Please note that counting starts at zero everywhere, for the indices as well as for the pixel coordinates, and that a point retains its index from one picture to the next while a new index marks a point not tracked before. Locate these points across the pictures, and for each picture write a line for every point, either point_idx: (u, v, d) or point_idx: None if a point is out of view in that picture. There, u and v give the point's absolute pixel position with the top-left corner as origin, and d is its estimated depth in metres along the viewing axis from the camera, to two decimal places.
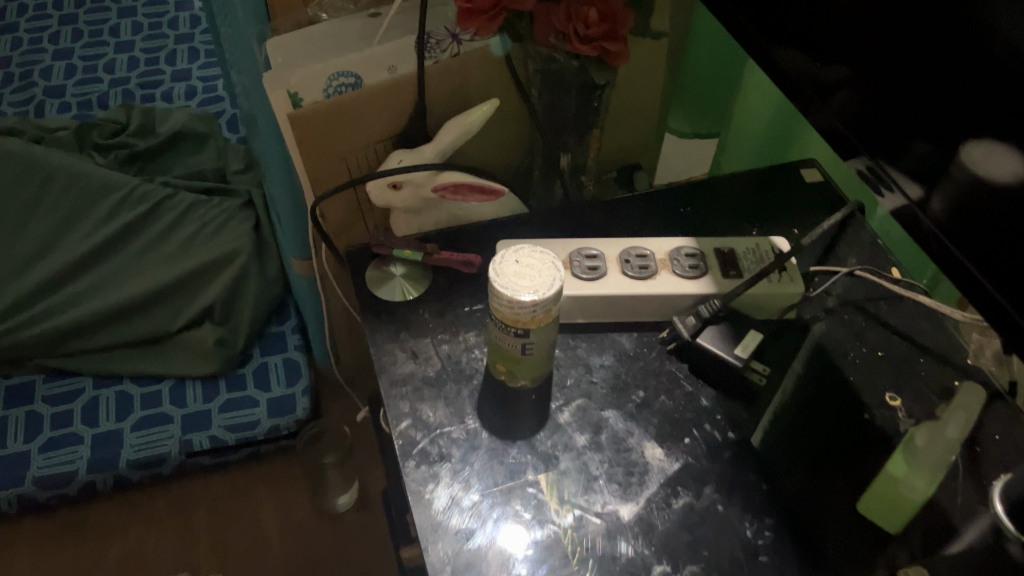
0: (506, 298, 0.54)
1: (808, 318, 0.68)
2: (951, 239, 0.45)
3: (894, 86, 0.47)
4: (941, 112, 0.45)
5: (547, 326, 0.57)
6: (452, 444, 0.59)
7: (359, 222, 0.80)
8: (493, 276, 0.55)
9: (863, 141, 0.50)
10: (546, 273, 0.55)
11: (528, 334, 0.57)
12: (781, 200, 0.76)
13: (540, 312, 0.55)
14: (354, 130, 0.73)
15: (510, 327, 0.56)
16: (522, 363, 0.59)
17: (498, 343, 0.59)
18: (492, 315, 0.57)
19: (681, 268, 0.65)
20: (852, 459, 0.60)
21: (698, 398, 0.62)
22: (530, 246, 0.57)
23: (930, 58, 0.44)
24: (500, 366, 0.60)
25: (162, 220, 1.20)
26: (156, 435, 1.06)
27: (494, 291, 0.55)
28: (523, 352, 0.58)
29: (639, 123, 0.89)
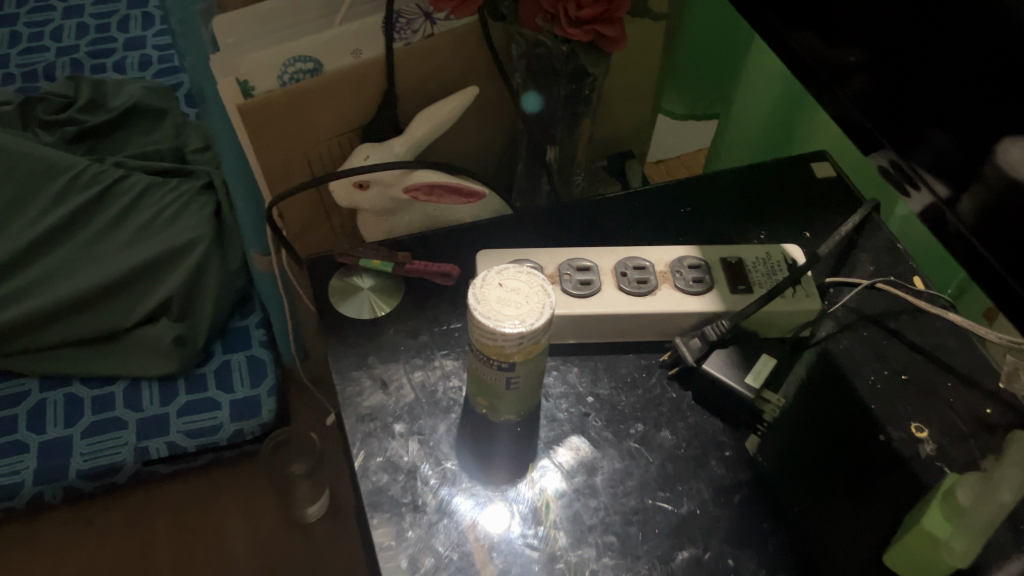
0: (488, 330, 0.46)
1: (822, 336, 0.61)
2: (999, 252, 0.37)
3: (931, 60, 0.38)
4: (981, 97, 0.36)
5: (535, 358, 0.49)
6: (428, 491, 0.52)
7: (324, 224, 0.72)
8: (473, 303, 0.47)
9: (885, 129, 0.41)
10: (534, 300, 0.47)
11: (513, 368, 0.49)
12: (791, 198, 0.69)
13: (526, 345, 0.47)
14: (314, 122, 0.64)
15: (493, 359, 0.49)
16: (507, 397, 0.51)
17: (478, 376, 0.51)
18: (472, 345, 0.49)
19: (684, 282, 0.58)
20: (856, 485, 0.54)
21: (703, 431, 0.56)
22: (514, 267, 0.49)
23: (969, 31, 0.36)
24: (481, 400, 0.53)
25: (113, 206, 1.11)
26: (110, 441, 0.99)
27: (474, 320, 0.47)
28: (507, 386, 0.51)
29: (632, 107, 0.81)
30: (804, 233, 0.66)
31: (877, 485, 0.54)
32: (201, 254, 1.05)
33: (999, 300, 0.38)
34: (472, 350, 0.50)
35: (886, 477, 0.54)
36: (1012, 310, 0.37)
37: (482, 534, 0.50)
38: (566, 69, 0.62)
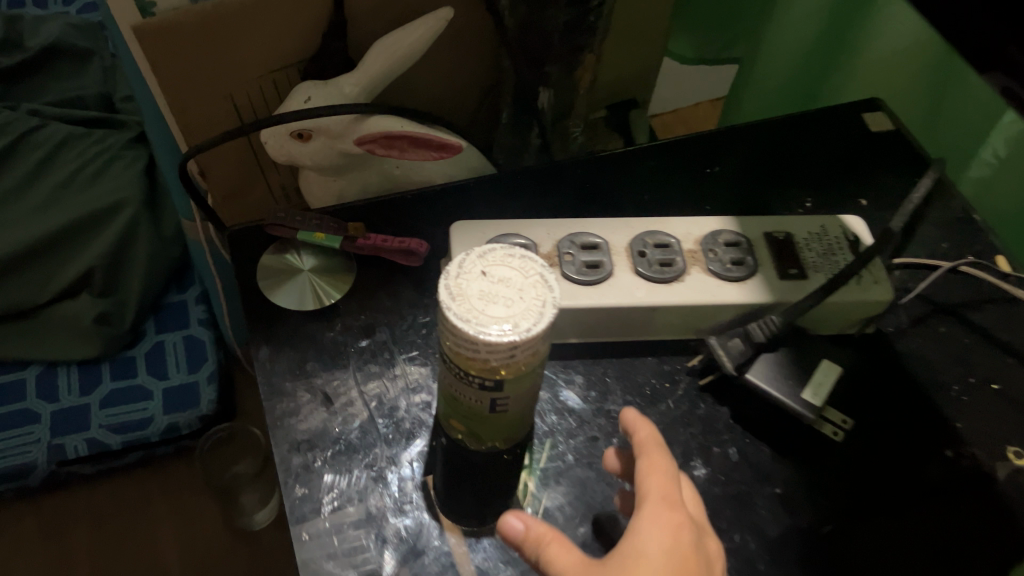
0: (464, 337, 0.33)
1: (889, 332, 0.48)
2: None
3: None
4: None
5: (530, 375, 0.36)
6: (384, 548, 0.39)
7: (260, 185, 0.58)
8: (445, 300, 0.33)
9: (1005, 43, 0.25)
10: (530, 295, 0.34)
11: (502, 389, 0.35)
12: (843, 156, 0.56)
13: (518, 359, 0.33)
14: (239, 54, 0.49)
15: (474, 376, 0.35)
16: (491, 423, 0.38)
17: (453, 395, 0.37)
18: (444, 354, 0.36)
19: (719, 265, 0.45)
20: (929, 520, 0.41)
21: (746, 460, 0.43)
22: (503, 248, 0.35)
23: None
24: (455, 424, 0.40)
25: (26, 160, 0.95)
26: (20, 437, 0.85)
27: (447, 323, 0.33)
28: (492, 410, 0.37)
29: (640, 45, 0.67)
30: (859, 200, 0.53)
31: (960, 523, 0.41)
32: (127, 218, 0.90)
33: None
34: (445, 361, 0.36)
35: (970, 509, 0.42)
36: None
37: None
38: None
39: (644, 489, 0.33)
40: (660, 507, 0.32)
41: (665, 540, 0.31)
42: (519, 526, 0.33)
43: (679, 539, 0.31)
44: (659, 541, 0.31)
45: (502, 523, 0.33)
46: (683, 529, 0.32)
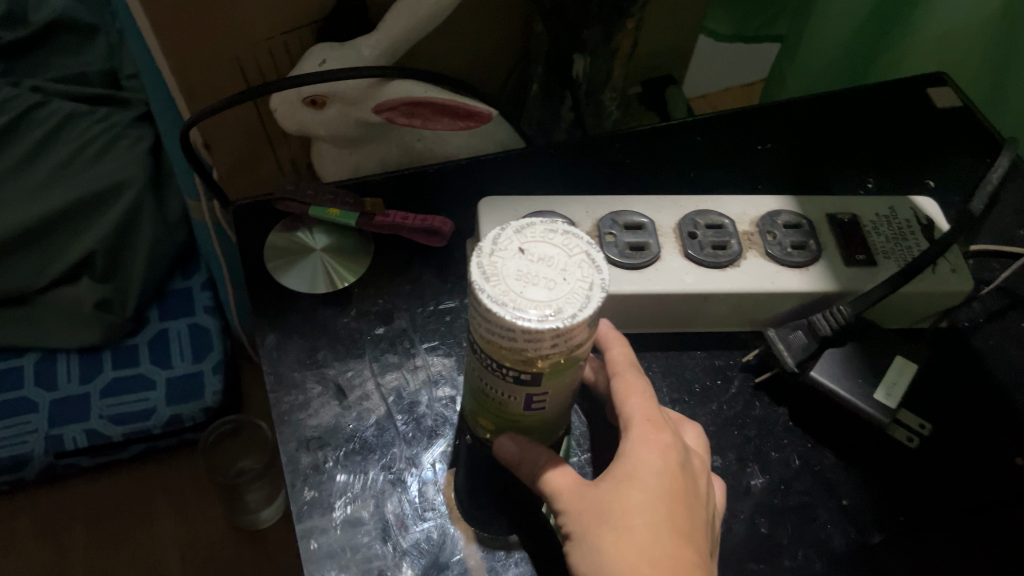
0: (498, 322, 0.28)
1: (964, 327, 0.43)
2: None
3: None
4: None
5: (571, 369, 0.31)
6: (401, 561, 0.34)
7: (269, 159, 0.53)
8: (478, 281, 0.28)
9: None
10: (576, 276, 0.28)
11: (539, 384, 0.30)
12: (906, 134, 0.51)
13: (559, 349, 0.28)
14: (247, 11, 0.45)
15: (508, 367, 0.30)
16: (524, 422, 0.33)
17: (482, 388, 0.33)
18: (474, 342, 0.31)
19: (779, 248, 0.40)
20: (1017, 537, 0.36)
21: (810, 466, 0.38)
22: (544, 222, 0.30)
23: None
24: (485, 422, 0.35)
25: (27, 139, 0.91)
26: (16, 428, 0.81)
27: (479, 306, 0.28)
28: (528, 408, 0.32)
29: (681, 15, 0.62)
30: (926, 181, 0.48)
31: None
32: (131, 200, 0.86)
33: None
34: (474, 348, 0.31)
35: None
36: None
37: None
38: None
39: (626, 412, 0.32)
40: (645, 430, 0.31)
41: (653, 461, 0.31)
42: (513, 447, 0.33)
43: (667, 459, 0.31)
44: (647, 463, 0.30)
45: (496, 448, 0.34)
46: (669, 447, 0.31)
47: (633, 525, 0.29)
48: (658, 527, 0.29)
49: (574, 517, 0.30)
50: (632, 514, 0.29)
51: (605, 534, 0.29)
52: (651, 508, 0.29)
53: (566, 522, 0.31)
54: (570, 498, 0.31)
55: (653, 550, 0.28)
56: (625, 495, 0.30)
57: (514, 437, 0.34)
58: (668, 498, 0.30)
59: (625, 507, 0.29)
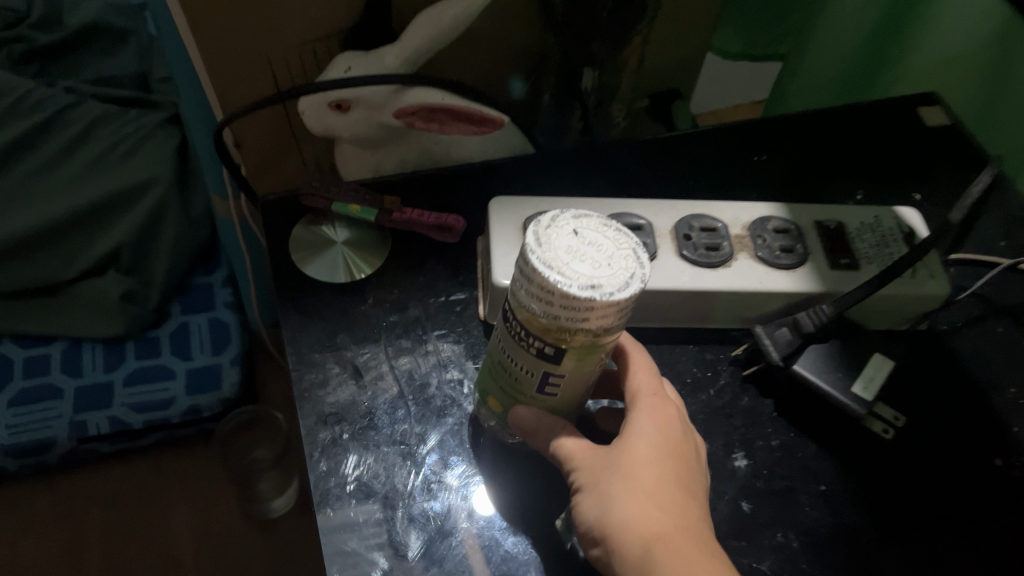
0: (539, 284, 0.28)
1: (944, 330, 0.46)
2: None
3: None
4: None
5: (595, 355, 0.31)
6: (408, 527, 0.37)
7: (293, 158, 0.57)
8: (528, 246, 0.28)
9: None
10: (621, 264, 0.28)
11: (558, 364, 0.31)
12: (898, 150, 0.54)
13: (589, 325, 0.28)
14: (280, 21, 0.48)
15: (534, 338, 0.30)
16: (535, 404, 0.35)
17: (502, 362, 0.34)
18: (509, 315, 0.31)
19: (768, 251, 0.43)
20: (986, 527, 0.39)
21: (791, 453, 0.41)
22: (602, 216, 0.30)
23: None
24: (494, 403, 0.37)
25: (60, 137, 0.95)
26: (41, 413, 0.84)
27: (524, 271, 0.29)
28: (541, 389, 0.33)
29: (686, 35, 0.65)
30: (913, 194, 0.51)
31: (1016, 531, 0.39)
32: (158, 197, 0.90)
33: None
34: (503, 318, 0.32)
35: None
36: None
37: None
38: None
39: (634, 386, 0.36)
40: (652, 402, 0.36)
41: (659, 430, 0.35)
42: (529, 415, 0.35)
43: (671, 430, 0.35)
44: (653, 429, 0.34)
45: (513, 416, 0.35)
46: (673, 419, 0.35)
47: (645, 478, 0.33)
48: (664, 482, 0.33)
49: (587, 472, 0.34)
50: (640, 469, 0.33)
51: (616, 485, 0.33)
52: (653, 465, 0.33)
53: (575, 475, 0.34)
54: (579, 454, 0.34)
55: (661, 497, 0.32)
56: (634, 454, 0.34)
57: (532, 408, 0.35)
58: (673, 460, 0.34)
59: (633, 461, 0.33)
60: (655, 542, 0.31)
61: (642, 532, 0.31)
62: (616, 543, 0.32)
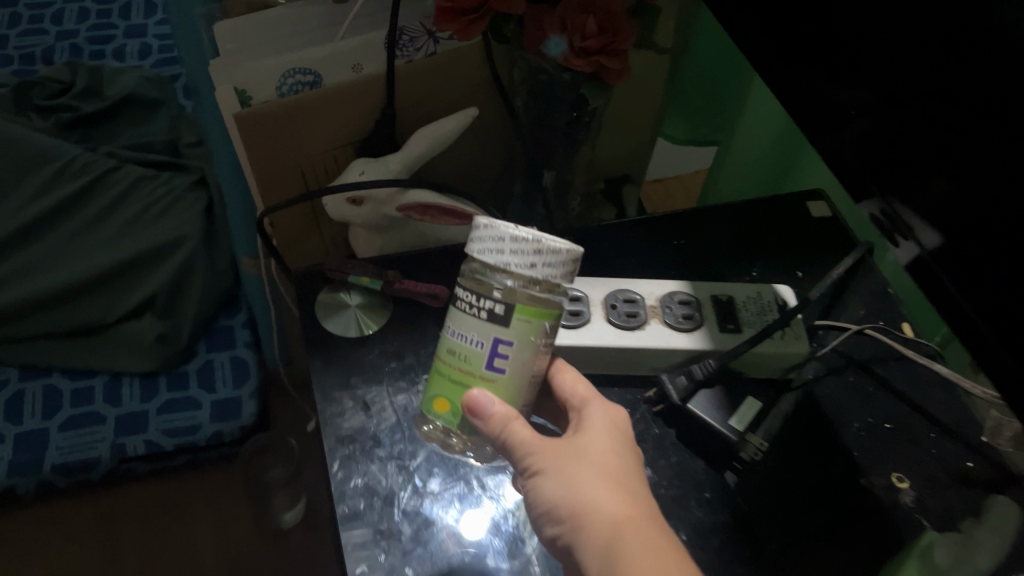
0: (494, 239, 0.42)
1: (809, 378, 0.61)
2: (969, 303, 0.38)
3: (952, 109, 0.39)
4: (984, 135, 0.37)
5: (536, 322, 0.43)
6: (402, 518, 0.51)
7: (315, 235, 0.71)
8: (481, 225, 0.43)
9: (879, 182, 0.43)
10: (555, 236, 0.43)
11: (506, 324, 0.43)
12: (788, 236, 0.69)
13: (536, 273, 0.41)
14: (311, 136, 0.63)
15: (487, 299, 0.43)
16: (484, 387, 0.45)
17: (459, 342, 0.45)
18: (465, 291, 0.44)
19: (673, 318, 0.58)
20: (833, 524, 0.53)
21: (687, 468, 0.55)
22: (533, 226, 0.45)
23: (939, 85, 0.39)
24: (440, 404, 0.46)
25: (103, 196, 1.10)
26: (87, 436, 0.98)
27: (479, 238, 0.43)
28: (490, 364, 0.44)
29: (632, 132, 0.80)
30: (797, 272, 0.66)
31: (857, 528, 0.53)
32: (188, 252, 1.05)
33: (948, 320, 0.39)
34: (457, 302, 0.45)
35: (864, 520, 0.53)
36: (954, 323, 0.39)
37: (462, 565, 0.49)
38: (567, 98, 0.62)
39: (584, 394, 0.50)
40: (600, 405, 0.49)
41: (608, 428, 0.47)
42: (482, 396, 0.44)
43: (616, 430, 0.48)
44: (604, 428, 0.47)
45: (473, 398, 0.44)
46: (618, 420, 0.48)
47: (604, 464, 0.45)
48: (618, 465, 0.45)
49: (547, 458, 0.44)
50: (599, 463, 0.45)
51: (579, 469, 0.44)
52: (610, 464, 0.45)
53: (536, 461, 0.44)
54: (540, 443, 0.45)
55: (616, 479, 0.44)
56: (590, 447, 0.46)
57: (482, 390, 0.45)
58: (621, 451, 0.46)
59: (590, 451, 0.45)
60: (619, 515, 0.42)
61: (608, 511, 0.42)
62: (585, 517, 0.42)
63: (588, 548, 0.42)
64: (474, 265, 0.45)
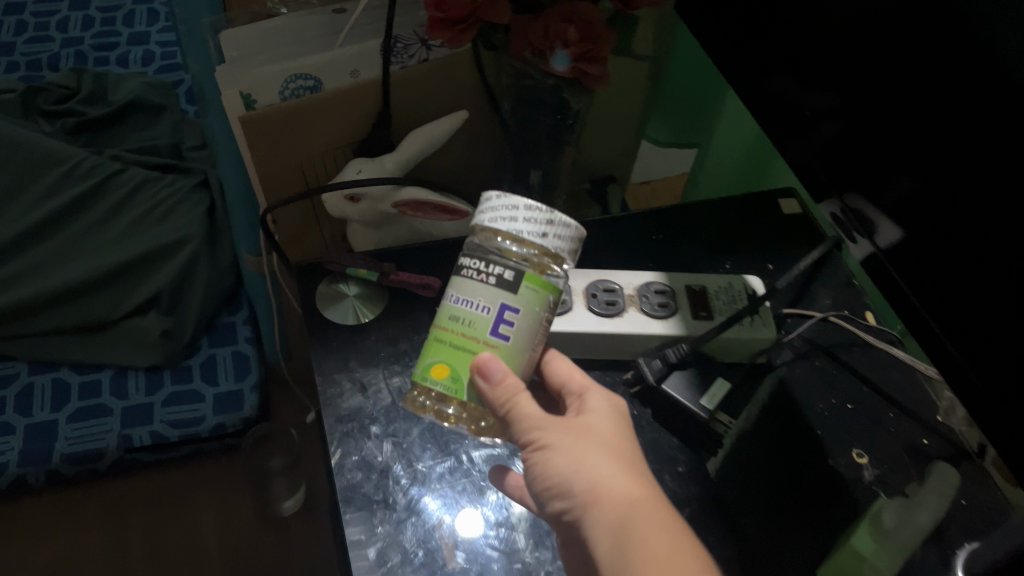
0: (508, 208, 0.45)
1: (778, 362, 0.65)
2: (909, 284, 0.47)
3: (881, 122, 0.47)
4: (907, 145, 0.45)
5: (540, 293, 0.44)
6: (396, 489, 0.55)
7: (315, 231, 0.75)
8: (494, 200, 0.46)
9: (837, 186, 0.52)
10: None
11: (515, 290, 0.44)
12: (761, 231, 0.74)
13: (545, 243, 0.44)
14: (311, 137, 0.67)
15: (497, 264, 0.44)
16: (491, 351, 0.44)
17: (462, 310, 0.45)
18: (471, 258, 0.46)
19: (650, 306, 0.62)
20: (799, 498, 0.58)
21: (661, 444, 0.60)
22: None
23: (871, 101, 0.48)
24: (439, 369, 0.45)
25: (109, 197, 1.13)
26: (94, 427, 1.02)
27: (493, 209, 0.45)
28: (495, 330, 0.44)
29: (615, 135, 0.85)
30: (767, 265, 0.71)
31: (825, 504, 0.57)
32: (192, 251, 1.09)
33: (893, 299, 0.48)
34: (463, 271, 0.46)
35: (831, 498, 0.57)
36: (897, 302, 0.48)
37: (449, 533, 0.54)
38: (551, 102, 0.67)
39: (582, 381, 0.53)
40: (600, 392, 0.52)
41: (611, 413, 0.50)
42: (491, 359, 0.44)
43: (617, 415, 0.50)
44: (607, 412, 0.50)
45: (481, 361, 0.44)
46: (617, 406, 0.51)
47: (611, 447, 0.47)
48: (622, 448, 0.48)
49: (555, 437, 0.47)
50: (607, 446, 0.47)
51: (589, 450, 0.47)
52: (616, 448, 0.48)
53: (544, 437, 0.47)
54: (548, 422, 0.47)
55: (623, 460, 0.47)
56: (596, 430, 0.48)
57: (489, 353, 0.44)
58: (625, 436, 0.49)
59: (598, 434, 0.48)
60: (631, 495, 0.45)
61: (621, 490, 0.45)
62: (598, 494, 0.45)
63: (600, 523, 0.44)
64: (478, 241, 0.47)
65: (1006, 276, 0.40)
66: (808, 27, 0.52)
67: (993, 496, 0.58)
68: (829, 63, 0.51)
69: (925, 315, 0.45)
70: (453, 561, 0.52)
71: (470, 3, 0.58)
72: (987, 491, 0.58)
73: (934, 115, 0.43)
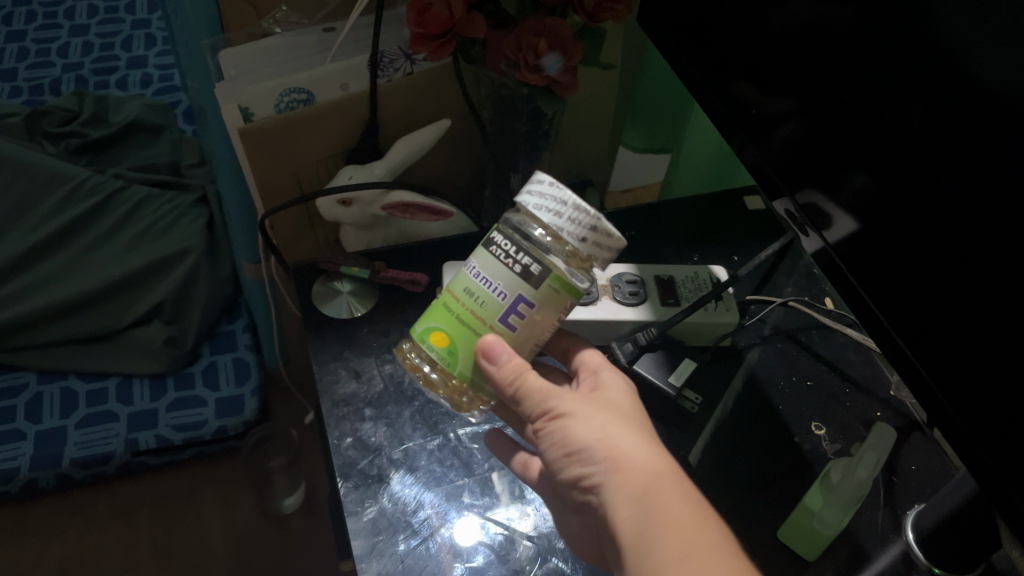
0: (555, 201, 0.45)
1: (742, 346, 0.70)
2: (849, 268, 0.52)
3: (821, 122, 0.53)
4: (845, 141, 0.50)
5: (559, 295, 0.46)
6: (390, 465, 0.60)
7: (309, 234, 0.81)
8: (547, 185, 0.46)
9: (786, 188, 0.58)
10: None
11: (535, 286, 0.46)
12: (726, 227, 0.79)
13: (583, 247, 0.45)
14: (306, 146, 0.72)
15: (525, 256, 0.46)
16: (496, 333, 0.47)
17: (479, 288, 0.47)
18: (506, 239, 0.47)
19: (621, 295, 0.67)
20: (764, 468, 0.62)
21: None
22: None
23: (813, 103, 0.53)
24: (438, 338, 0.49)
25: (113, 214, 1.18)
26: (101, 433, 1.07)
27: (541, 194, 0.46)
28: (505, 319, 0.47)
29: (590, 141, 0.90)
30: (732, 256, 0.76)
31: (789, 476, 0.62)
32: (192, 263, 1.13)
33: (835, 282, 0.53)
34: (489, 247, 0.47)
35: (795, 468, 0.62)
36: (838, 283, 0.53)
37: (440, 505, 0.58)
38: (526, 109, 0.72)
39: (598, 363, 0.56)
40: (616, 372, 0.55)
41: (626, 390, 0.53)
42: (496, 341, 0.47)
43: (632, 392, 0.53)
44: (623, 390, 0.53)
45: (486, 345, 0.47)
46: (633, 385, 0.54)
47: (627, 418, 0.49)
48: (636, 418, 0.50)
49: (572, 406, 0.49)
50: (622, 416, 0.50)
51: (605, 418, 0.49)
52: (631, 418, 0.50)
53: (560, 406, 0.49)
54: (562, 394, 0.50)
55: (640, 431, 0.49)
56: (611, 402, 0.51)
57: (493, 336, 0.47)
58: (639, 410, 0.51)
59: (613, 406, 0.50)
60: (651, 464, 0.46)
61: (641, 458, 0.46)
62: (621, 460, 0.46)
63: (621, 488, 0.45)
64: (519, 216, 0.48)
65: (930, 257, 0.45)
66: (758, 36, 0.58)
67: (942, 463, 0.62)
68: (777, 68, 0.56)
69: (863, 293, 0.51)
70: (444, 527, 0.57)
71: (448, 20, 0.63)
72: (938, 457, 0.63)
73: (865, 115, 0.48)
